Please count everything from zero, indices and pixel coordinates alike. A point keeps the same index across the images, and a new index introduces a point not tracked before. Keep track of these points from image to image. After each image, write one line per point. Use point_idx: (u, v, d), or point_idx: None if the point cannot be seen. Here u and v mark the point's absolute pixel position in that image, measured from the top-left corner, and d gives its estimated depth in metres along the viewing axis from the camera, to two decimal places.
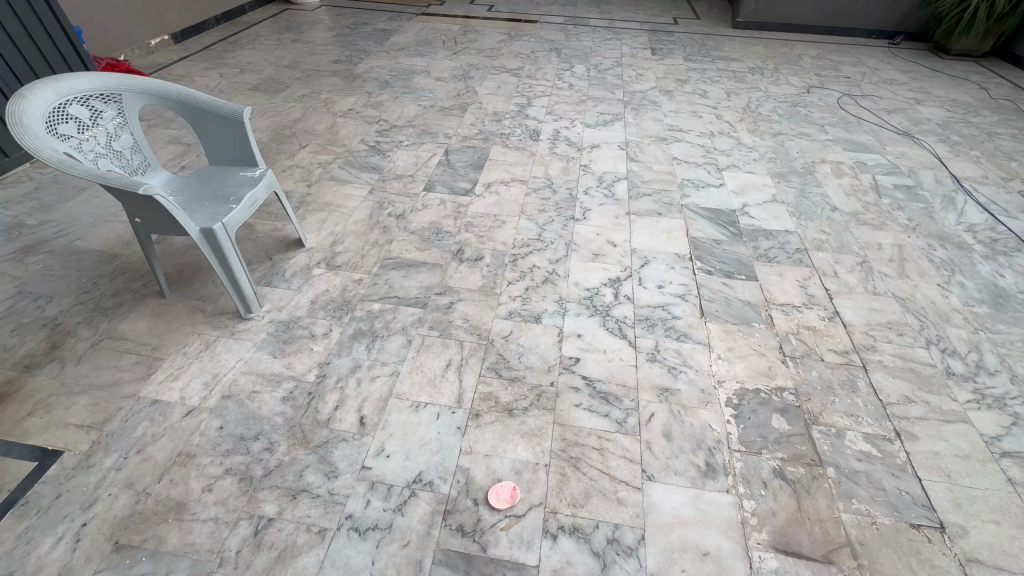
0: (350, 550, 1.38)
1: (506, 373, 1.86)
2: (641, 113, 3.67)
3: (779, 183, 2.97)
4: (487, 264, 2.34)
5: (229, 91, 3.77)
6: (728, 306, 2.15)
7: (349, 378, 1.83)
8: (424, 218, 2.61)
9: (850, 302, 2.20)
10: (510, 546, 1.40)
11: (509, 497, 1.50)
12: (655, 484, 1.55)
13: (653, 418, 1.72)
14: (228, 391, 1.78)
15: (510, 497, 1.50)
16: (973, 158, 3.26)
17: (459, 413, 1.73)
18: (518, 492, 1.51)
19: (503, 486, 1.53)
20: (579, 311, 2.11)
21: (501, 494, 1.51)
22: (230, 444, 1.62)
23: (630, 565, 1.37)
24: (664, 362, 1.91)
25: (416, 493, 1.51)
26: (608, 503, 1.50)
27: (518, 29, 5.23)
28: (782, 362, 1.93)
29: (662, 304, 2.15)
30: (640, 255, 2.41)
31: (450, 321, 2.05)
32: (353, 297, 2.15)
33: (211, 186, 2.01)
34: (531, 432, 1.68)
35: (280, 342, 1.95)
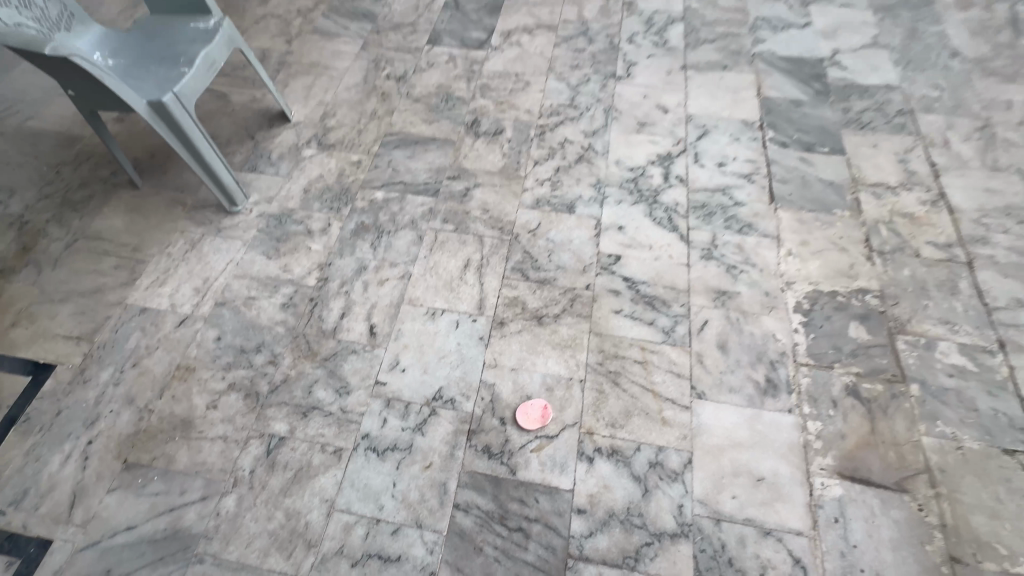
0: (369, 472, 1.28)
1: (533, 275, 1.59)
2: None
3: (883, 19, 2.29)
4: (509, 139, 1.93)
5: None
6: (805, 189, 1.75)
7: (354, 282, 1.60)
8: (429, 81, 2.13)
9: (961, 181, 1.77)
10: (542, 469, 1.28)
11: (540, 417, 1.34)
12: (706, 403, 1.35)
13: (707, 327, 1.48)
14: (221, 297, 1.58)
15: (542, 416, 1.34)
16: None
17: (480, 321, 1.51)
18: (550, 411, 1.35)
19: (532, 404, 1.36)
20: (621, 198, 1.75)
21: (530, 414, 1.35)
22: (231, 357, 1.47)
23: (674, 491, 1.24)
24: (722, 260, 1.60)
25: (437, 412, 1.36)
26: (651, 424, 1.33)
27: None
28: (867, 258, 1.60)
29: (723, 187, 1.77)
30: (697, 124, 1.95)
31: (467, 213, 1.74)
32: (352, 184, 1.83)
33: (154, 43, 1.58)
34: (563, 343, 1.46)
35: (272, 239, 1.70)
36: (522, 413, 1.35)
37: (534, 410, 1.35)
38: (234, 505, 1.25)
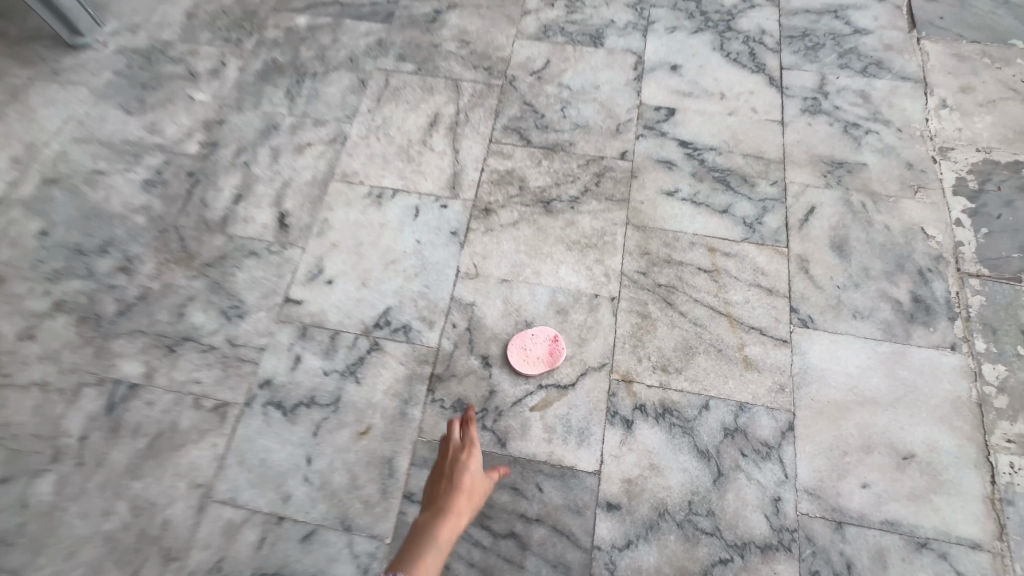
0: (268, 441, 0.79)
1: (538, 138, 1.01)
2: None
3: None
4: None
5: None
6: (964, 9, 1.12)
7: (257, 147, 1.02)
8: None
9: None
10: (549, 438, 0.78)
11: (545, 354, 0.83)
12: (815, 336, 0.84)
13: (813, 217, 0.93)
14: (52, 172, 1.02)
15: (548, 353, 0.83)
16: None
17: (453, 208, 0.95)
18: (561, 345, 0.83)
19: (533, 332, 0.84)
20: (675, 23, 1.13)
21: (528, 349, 0.83)
22: (62, 261, 0.93)
23: (766, 476, 0.75)
24: (836, 116, 1.01)
25: (380, 347, 0.85)
26: (726, 368, 0.82)
27: None
28: None
29: (835, 6, 1.13)
30: None
31: (436, 46, 1.12)
32: (260, 5, 1.19)
33: None
34: (584, 241, 0.92)
35: (135, 87, 1.10)
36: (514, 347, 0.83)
37: (535, 343, 0.84)
38: (52, 493, 0.78)
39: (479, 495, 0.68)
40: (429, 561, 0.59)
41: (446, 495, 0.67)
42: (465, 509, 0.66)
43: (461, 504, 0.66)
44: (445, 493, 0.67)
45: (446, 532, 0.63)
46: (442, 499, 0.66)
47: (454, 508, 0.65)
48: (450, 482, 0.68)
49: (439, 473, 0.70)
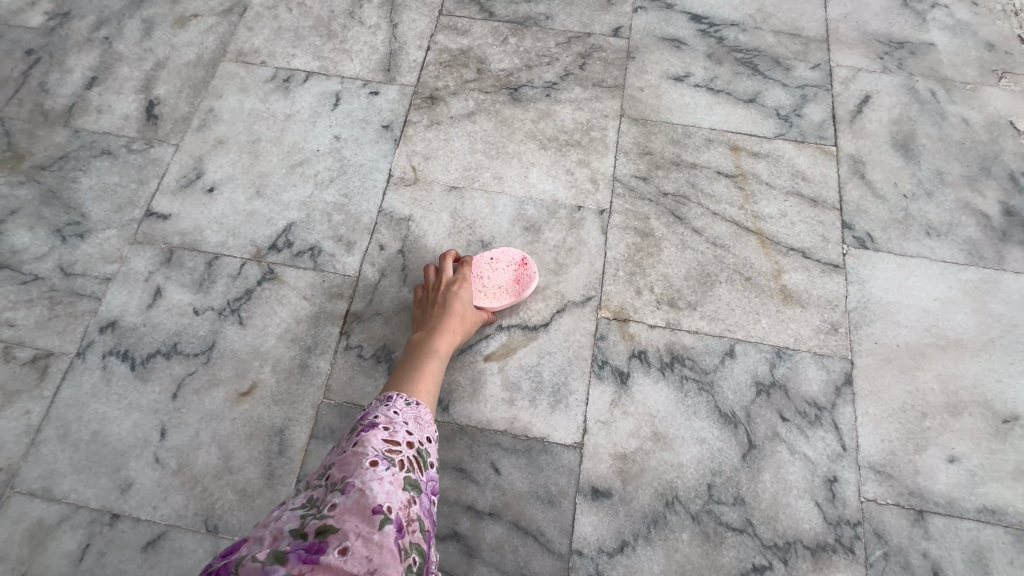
0: (105, 406, 0.55)
1: (503, 10, 0.76)
2: None
3: None
4: None
5: None
6: None
7: (125, 19, 0.76)
8: None
9: None
10: (510, 400, 0.55)
11: (508, 283, 0.58)
12: (877, 259, 0.61)
13: (869, 108, 0.69)
14: None
15: (513, 282, 0.59)
16: None
17: (386, 95, 0.70)
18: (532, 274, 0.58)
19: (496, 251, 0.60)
20: None
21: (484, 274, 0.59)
22: None
23: (815, 446, 0.53)
24: None
25: (276, 277, 0.60)
26: (757, 302, 0.59)
27: None
28: None
29: None
30: None
31: None
32: None
33: None
34: (564, 140, 0.68)
35: None
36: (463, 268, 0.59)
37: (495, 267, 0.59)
38: None
39: (478, 316, 0.56)
40: (430, 378, 0.51)
41: (441, 313, 0.55)
42: (463, 327, 0.55)
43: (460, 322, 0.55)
44: (440, 310, 0.55)
45: (445, 349, 0.53)
46: (437, 314, 0.55)
47: (452, 326, 0.54)
48: (446, 300, 0.56)
49: (428, 292, 0.57)
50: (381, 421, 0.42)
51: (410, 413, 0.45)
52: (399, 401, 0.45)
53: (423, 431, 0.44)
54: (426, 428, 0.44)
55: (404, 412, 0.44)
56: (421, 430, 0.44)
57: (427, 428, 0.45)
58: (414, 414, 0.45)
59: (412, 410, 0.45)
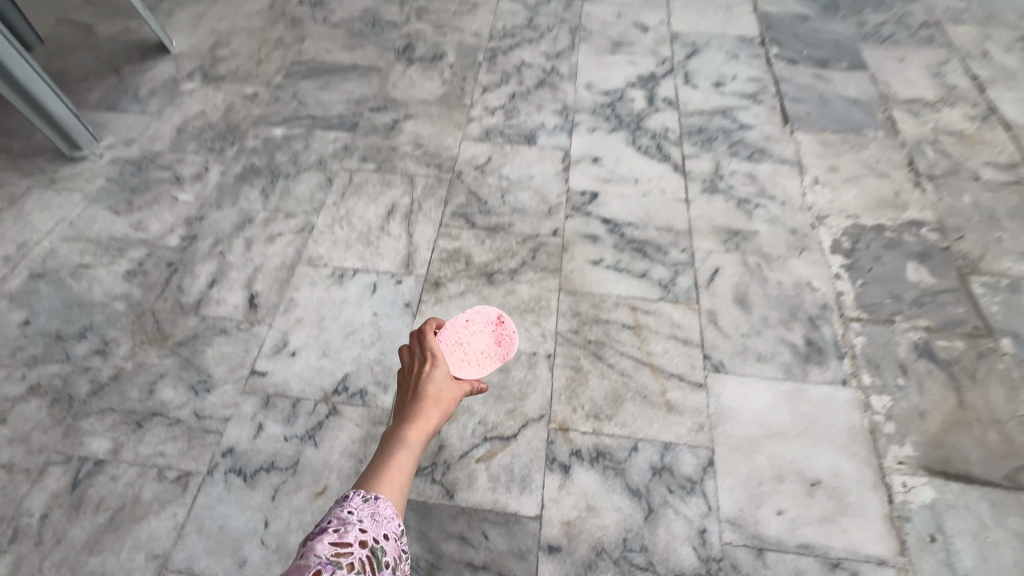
0: (227, 507, 0.84)
1: (482, 220, 1.17)
2: None
3: None
4: (450, 64, 1.52)
5: None
6: (825, 108, 1.39)
7: (233, 238, 1.15)
8: (353, 5, 1.71)
9: (1010, 94, 1.43)
10: (493, 488, 0.85)
11: (493, 340, 0.93)
12: (726, 378, 0.95)
13: (718, 276, 1.08)
14: (41, 266, 1.12)
15: (496, 339, 0.93)
16: None
17: (407, 282, 1.08)
18: (509, 330, 0.95)
19: (475, 318, 0.95)
20: (595, 126, 1.36)
21: (473, 335, 0.91)
22: (39, 347, 1.00)
23: (691, 507, 0.83)
24: (730, 193, 1.21)
25: (338, 411, 0.92)
26: (651, 412, 0.92)
27: None
28: (916, 184, 1.23)
29: (723, 109, 1.39)
30: (683, 43, 1.58)
31: (394, 148, 1.31)
32: (242, 120, 1.38)
33: None
34: (523, 307, 1.04)
35: (124, 190, 1.25)
36: (457, 332, 0.90)
37: (480, 329, 0.93)
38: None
39: (446, 404, 0.69)
40: (397, 470, 0.59)
41: (413, 406, 0.67)
42: (434, 411, 0.68)
43: (431, 407, 0.67)
44: (414, 401, 0.68)
45: (416, 436, 0.63)
46: (412, 405, 0.68)
47: (421, 414, 0.66)
48: (418, 391, 0.69)
49: (405, 389, 0.71)
50: (336, 524, 0.50)
51: (367, 510, 0.53)
52: (357, 498, 0.54)
53: (379, 528, 0.52)
54: (382, 525, 0.52)
55: (360, 510, 0.53)
56: (376, 528, 0.51)
57: (385, 524, 0.52)
58: (370, 511, 0.53)
59: (368, 507, 0.53)
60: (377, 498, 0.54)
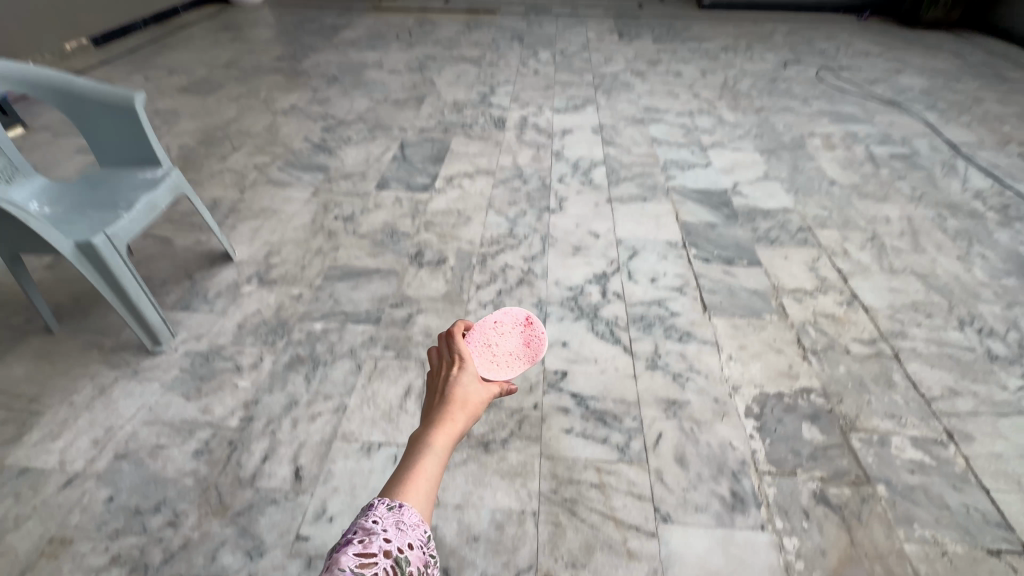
0: None
1: None
2: (614, 97, 3.40)
3: (768, 159, 2.73)
4: (451, 266, 2.00)
5: (153, 95, 3.40)
6: (733, 297, 1.86)
7: (282, 418, 1.46)
8: (376, 219, 2.26)
9: (866, 283, 1.94)
10: None
11: (520, 343, 1.23)
12: (672, 527, 1.23)
13: (661, 439, 1.41)
14: (124, 447, 1.39)
15: (522, 340, 1.24)
16: (966, 122, 3.11)
17: None
18: (537, 337, 1.23)
19: (504, 325, 1.26)
20: (563, 315, 1.79)
21: (503, 339, 1.23)
22: (120, 521, 1.24)
23: None
24: (667, 369, 1.60)
25: None
26: (616, 560, 1.17)
27: (477, 21, 4.98)
28: (804, 358, 1.64)
29: (658, 300, 1.85)
30: (626, 246, 2.11)
31: (409, 338, 1.70)
32: (290, 316, 1.78)
33: (99, 191, 1.63)
34: (513, 471, 1.33)
35: (194, 378, 1.57)
36: (488, 335, 1.22)
37: (508, 333, 1.24)
38: None
39: (464, 417, 0.82)
40: (420, 479, 0.72)
41: (437, 421, 0.80)
42: (458, 416, 0.81)
43: (456, 412, 0.81)
44: (441, 408, 0.82)
45: (441, 442, 0.77)
46: (439, 412, 0.81)
47: (444, 429, 0.78)
48: (445, 400, 0.83)
49: (432, 405, 0.84)
50: (361, 536, 0.63)
51: (391, 519, 0.66)
52: (382, 508, 0.67)
53: (401, 537, 0.64)
54: (405, 534, 0.65)
55: (384, 518, 0.65)
56: (396, 539, 0.64)
57: (408, 532, 0.65)
58: (394, 520, 0.66)
59: (393, 516, 0.66)
60: (401, 506, 0.68)
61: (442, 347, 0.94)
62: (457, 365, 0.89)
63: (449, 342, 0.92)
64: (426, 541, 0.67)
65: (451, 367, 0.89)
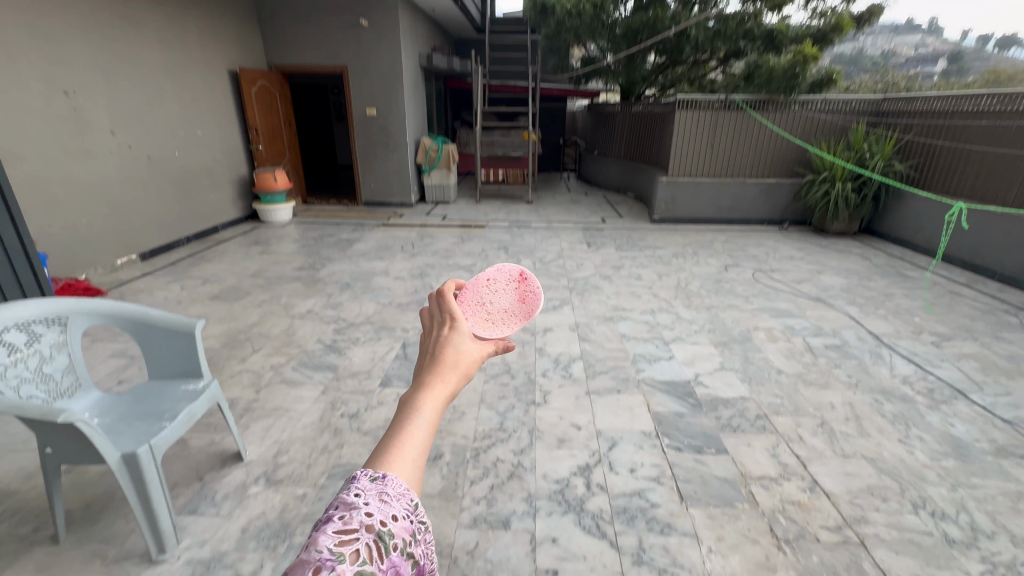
0: None
1: None
2: (586, 297, 4.00)
3: (722, 351, 3.16)
4: (446, 461, 2.17)
5: (186, 300, 3.89)
6: (706, 486, 2.04)
7: None
8: (378, 415, 2.50)
9: (824, 467, 2.15)
10: None
11: (515, 299, 0.78)
12: None
13: None
14: None
15: (518, 298, 0.79)
16: (882, 315, 3.70)
17: None
18: (533, 287, 0.80)
19: (496, 279, 0.82)
20: (551, 509, 1.92)
21: (495, 295, 0.78)
22: None
23: None
24: (652, 564, 1.69)
25: None
26: None
27: (469, 233, 5.99)
28: (778, 548, 1.76)
29: (638, 490, 2.01)
30: (606, 436, 2.34)
31: None
32: (293, 518, 1.88)
33: (145, 404, 1.88)
34: None
35: None
36: (477, 293, 0.78)
37: (501, 289, 0.79)
38: None
39: (466, 365, 0.60)
40: (408, 443, 0.52)
41: (430, 368, 0.58)
42: (449, 377, 0.58)
43: (446, 372, 0.58)
44: (428, 367, 0.59)
45: (432, 402, 0.55)
46: (426, 370, 0.58)
47: (439, 377, 0.57)
48: (434, 357, 0.60)
49: (424, 348, 0.62)
50: (340, 512, 0.46)
51: (374, 490, 0.48)
52: (363, 479, 0.49)
53: (385, 509, 0.48)
54: (389, 505, 0.48)
55: (367, 491, 0.48)
56: (383, 509, 0.47)
57: (393, 504, 0.48)
58: (378, 491, 0.48)
59: (376, 487, 0.49)
60: (385, 476, 0.49)
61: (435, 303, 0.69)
62: (448, 320, 0.64)
63: (438, 293, 0.67)
64: (413, 510, 0.50)
65: (443, 321, 0.64)
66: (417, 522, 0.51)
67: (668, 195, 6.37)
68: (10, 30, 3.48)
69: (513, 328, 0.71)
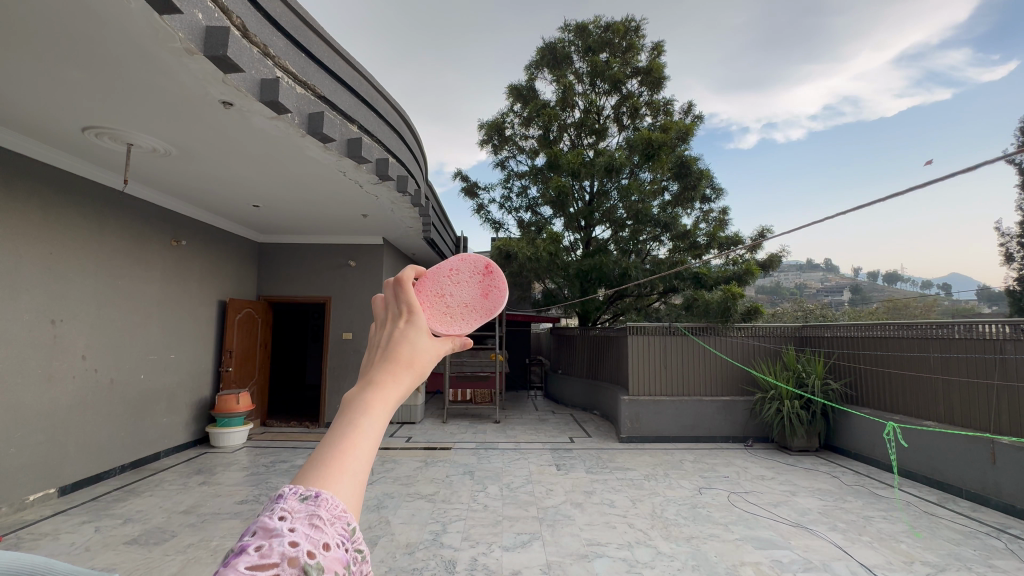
0: None
1: None
2: (557, 529, 3.69)
3: None
4: None
5: (96, 546, 3.34)
6: None
7: None
8: None
9: None
10: None
11: (479, 291, 0.70)
12: None
13: None
14: None
15: (483, 292, 0.71)
16: (868, 541, 3.52)
17: None
18: (501, 276, 0.71)
19: (460, 264, 0.71)
20: None
21: (456, 286, 0.69)
22: None
23: None
24: None
25: None
26: None
27: (434, 455, 5.77)
28: None
29: None
30: None
31: None
32: None
33: None
34: None
35: None
36: (437, 282, 0.69)
37: (465, 279, 0.70)
38: None
39: (422, 362, 0.58)
40: (351, 454, 0.51)
41: (383, 367, 0.56)
42: (401, 377, 0.56)
43: (398, 373, 0.56)
44: (381, 365, 0.57)
45: (380, 407, 0.53)
46: (377, 370, 0.56)
47: (390, 380, 0.55)
48: (387, 354, 0.57)
49: (378, 344, 0.60)
50: (260, 542, 0.45)
51: (303, 513, 0.47)
52: (292, 500, 0.48)
53: (315, 537, 0.46)
54: (320, 532, 0.46)
55: (295, 514, 0.47)
56: (316, 532, 0.46)
57: (325, 531, 0.47)
58: (307, 515, 0.47)
59: (306, 511, 0.47)
60: (318, 497, 0.48)
61: (391, 293, 0.65)
62: (404, 314, 0.61)
63: (396, 279, 0.61)
64: (351, 537, 0.48)
65: (399, 315, 0.62)
66: (355, 552, 0.49)
67: (632, 413, 6.50)
68: (25, 270, 3.86)
69: (472, 325, 0.65)
